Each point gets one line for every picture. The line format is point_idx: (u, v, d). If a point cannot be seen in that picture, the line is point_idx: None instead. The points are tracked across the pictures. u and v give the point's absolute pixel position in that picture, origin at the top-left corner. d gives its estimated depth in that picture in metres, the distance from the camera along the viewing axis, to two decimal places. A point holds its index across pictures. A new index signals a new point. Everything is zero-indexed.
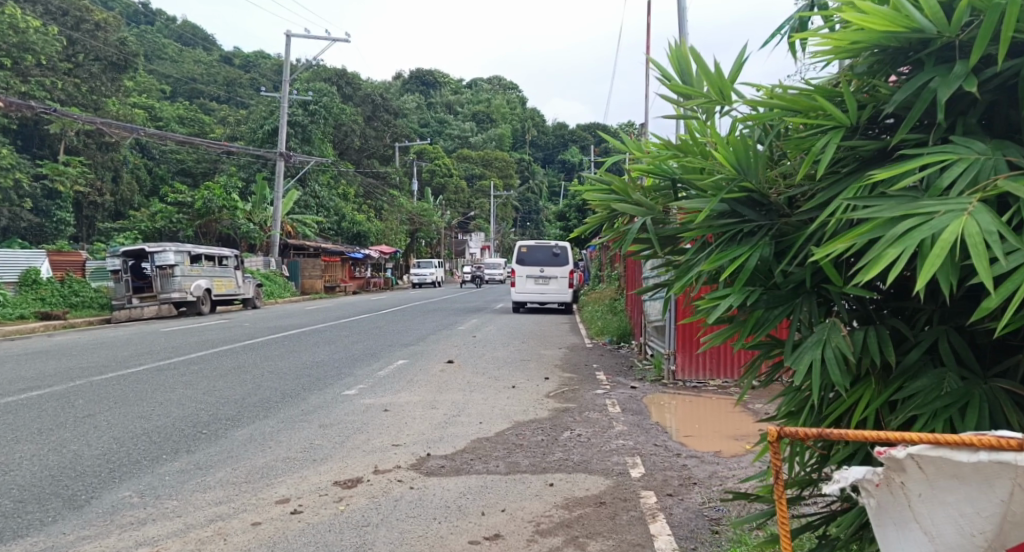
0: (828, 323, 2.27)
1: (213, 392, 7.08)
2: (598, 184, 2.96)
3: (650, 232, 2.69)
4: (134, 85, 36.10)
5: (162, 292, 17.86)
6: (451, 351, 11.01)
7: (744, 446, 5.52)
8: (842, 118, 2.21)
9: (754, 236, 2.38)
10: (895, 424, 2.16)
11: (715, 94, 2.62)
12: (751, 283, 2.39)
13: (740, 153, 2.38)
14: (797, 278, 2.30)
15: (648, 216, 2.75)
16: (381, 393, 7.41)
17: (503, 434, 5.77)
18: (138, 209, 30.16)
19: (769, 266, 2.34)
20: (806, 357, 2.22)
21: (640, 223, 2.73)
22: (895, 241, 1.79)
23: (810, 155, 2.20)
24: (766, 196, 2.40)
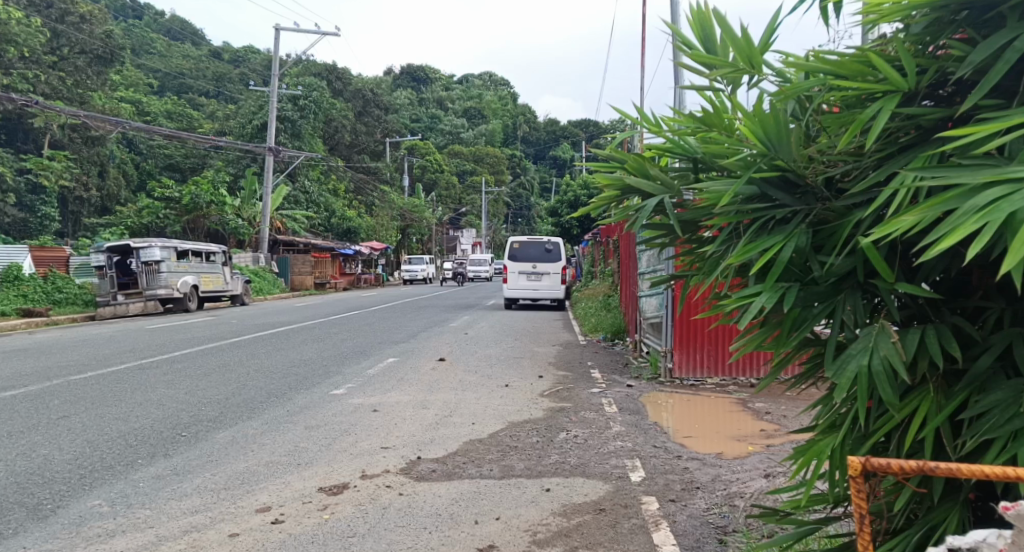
0: (875, 326, 2.08)
1: (196, 392, 6.84)
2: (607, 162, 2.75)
3: (667, 214, 2.49)
4: (121, 80, 35.66)
5: (148, 289, 17.54)
6: (442, 349, 10.79)
7: (747, 447, 5.33)
8: (900, 82, 2.02)
9: (791, 223, 2.21)
10: (967, 445, 1.95)
11: (744, 64, 2.47)
12: (785, 279, 2.20)
13: (769, 127, 2.21)
14: (839, 271, 2.12)
15: (664, 195, 2.56)
16: (370, 392, 7.18)
17: (496, 436, 5.55)
18: (125, 204, 29.76)
19: (806, 257, 2.16)
20: (851, 365, 2.04)
21: (657, 201, 2.53)
22: (979, 212, 1.62)
23: (862, 124, 2.02)
24: (802, 177, 2.22)
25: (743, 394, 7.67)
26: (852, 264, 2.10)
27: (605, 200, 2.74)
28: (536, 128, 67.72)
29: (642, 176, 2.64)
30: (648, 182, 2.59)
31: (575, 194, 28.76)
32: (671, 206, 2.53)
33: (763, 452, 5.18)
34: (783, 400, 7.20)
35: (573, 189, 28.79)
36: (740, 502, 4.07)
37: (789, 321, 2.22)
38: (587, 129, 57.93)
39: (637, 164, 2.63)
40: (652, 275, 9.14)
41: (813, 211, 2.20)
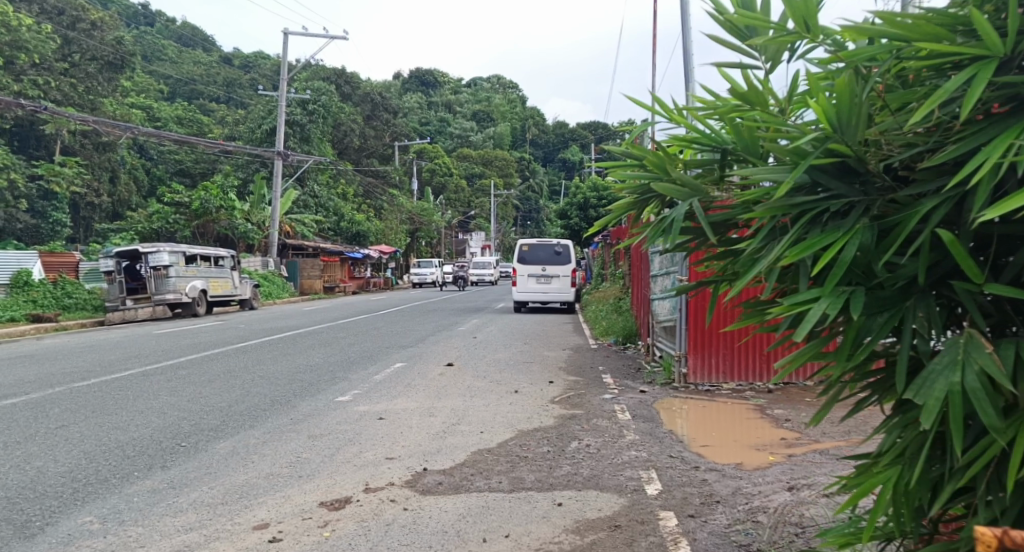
0: (961, 337, 1.87)
1: (198, 399, 6.66)
2: (626, 161, 2.58)
3: (698, 218, 2.30)
4: (132, 86, 35.75)
5: (156, 294, 17.46)
6: (451, 353, 10.59)
7: (768, 457, 5.19)
8: (995, 45, 1.77)
9: (849, 217, 2.04)
10: None
11: (801, 28, 2.16)
12: (847, 281, 2.01)
13: (846, 105, 2.00)
14: (908, 273, 1.95)
15: (692, 200, 2.38)
16: (376, 398, 7.00)
17: (506, 445, 5.37)
18: (136, 209, 29.79)
19: (871, 257, 1.98)
20: (941, 386, 1.83)
21: (685, 206, 2.35)
22: None
23: (951, 95, 1.77)
24: (862, 162, 2.04)
25: (760, 399, 7.47)
26: (920, 265, 1.94)
27: (625, 205, 2.60)
28: (545, 131, 67.58)
29: (664, 175, 2.45)
30: (678, 181, 2.40)
31: (585, 197, 28.62)
32: (700, 209, 2.34)
33: (785, 463, 5.02)
34: (802, 408, 7.00)
35: (582, 191, 28.62)
36: (761, 518, 3.89)
37: (852, 332, 2.02)
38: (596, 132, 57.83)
39: (657, 157, 2.44)
40: (665, 277, 8.93)
41: (875, 204, 2.03)
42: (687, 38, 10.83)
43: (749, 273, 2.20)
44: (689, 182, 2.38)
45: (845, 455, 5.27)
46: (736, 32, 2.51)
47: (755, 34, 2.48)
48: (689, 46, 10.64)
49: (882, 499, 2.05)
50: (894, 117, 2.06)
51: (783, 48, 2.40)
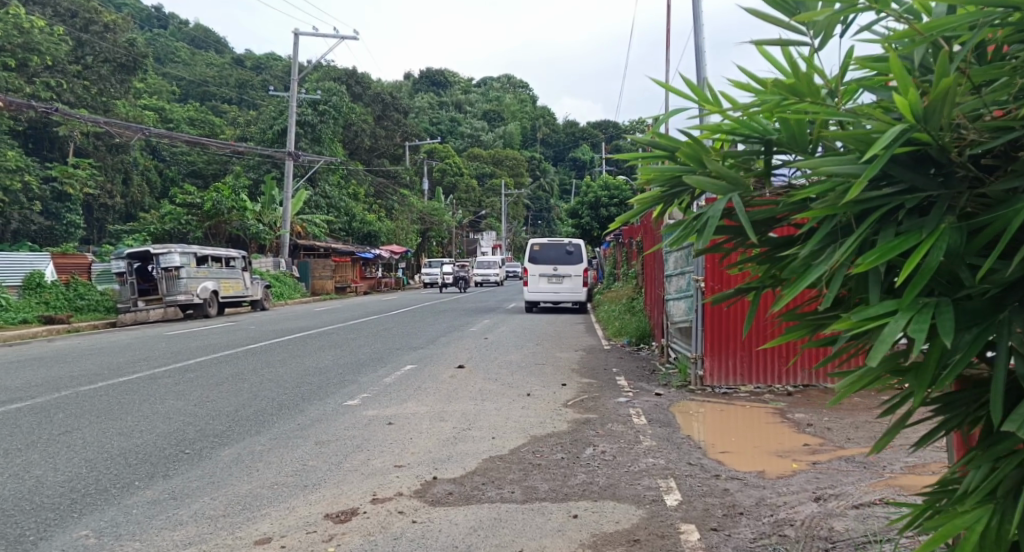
0: None
1: (205, 404, 6.51)
2: (655, 152, 2.39)
3: (738, 216, 2.10)
4: (144, 88, 35.83)
5: (167, 295, 17.37)
6: (461, 355, 10.43)
7: (791, 465, 5.10)
8: None
9: (928, 215, 1.84)
10: None
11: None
12: (930, 288, 1.80)
13: (938, 93, 1.79)
14: (1005, 277, 1.74)
15: (732, 194, 2.19)
16: (385, 402, 6.85)
17: (518, 452, 5.20)
18: (149, 211, 29.86)
19: (955, 261, 1.78)
20: None
21: (724, 203, 2.15)
22: None
23: None
24: (945, 152, 1.84)
25: (780, 403, 7.28)
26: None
27: (652, 197, 2.42)
28: (556, 130, 67.41)
29: (697, 167, 2.26)
30: (720, 175, 2.21)
31: (596, 196, 28.47)
32: (740, 205, 2.16)
33: (808, 471, 4.94)
34: (824, 412, 6.81)
35: (593, 190, 28.42)
36: (788, 531, 3.74)
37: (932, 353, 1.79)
38: (607, 130, 57.64)
39: (691, 147, 2.25)
40: (680, 277, 8.74)
41: (959, 201, 1.84)
42: (700, 33, 10.65)
43: (802, 280, 2.00)
44: (729, 175, 2.19)
45: (871, 462, 5.11)
46: (781, 5, 2.28)
47: (804, 7, 2.26)
48: (702, 42, 10.46)
49: (966, 543, 1.82)
50: (972, 97, 1.87)
51: (836, 22, 2.19)
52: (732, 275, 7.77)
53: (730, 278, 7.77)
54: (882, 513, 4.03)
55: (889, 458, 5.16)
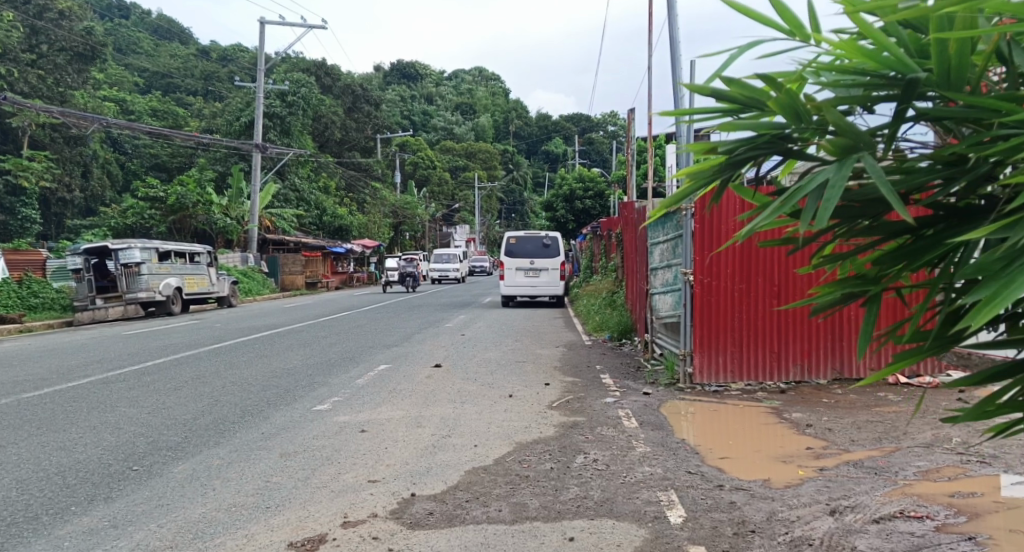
0: None
1: (161, 412, 5.96)
2: (742, 103, 2.12)
3: (878, 175, 1.86)
4: (103, 79, 34.71)
5: (128, 292, 16.68)
6: (437, 353, 9.98)
7: (798, 472, 4.74)
8: None
9: None
10: None
11: None
12: None
13: None
14: None
15: (857, 154, 1.95)
16: (358, 407, 6.36)
17: (504, 462, 4.78)
18: (110, 205, 28.92)
19: None
20: None
21: (851, 164, 1.91)
22: None
23: None
24: None
25: (774, 401, 6.97)
26: None
27: (721, 156, 2.15)
28: (528, 123, 66.98)
29: (794, 118, 2.04)
30: (842, 130, 1.96)
31: (571, 188, 28.20)
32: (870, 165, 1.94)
33: (817, 478, 4.60)
34: (821, 411, 6.51)
35: (569, 182, 28.15)
36: None
37: None
38: (580, 124, 57.47)
39: (786, 95, 2.03)
40: (665, 270, 8.41)
41: None
42: (674, 23, 10.38)
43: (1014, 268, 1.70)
44: (856, 129, 1.96)
45: (880, 468, 4.79)
46: None
47: None
48: (678, 32, 10.16)
49: None
50: None
51: None
52: (721, 265, 7.50)
53: (720, 269, 7.49)
54: (906, 529, 3.68)
55: (900, 463, 4.85)
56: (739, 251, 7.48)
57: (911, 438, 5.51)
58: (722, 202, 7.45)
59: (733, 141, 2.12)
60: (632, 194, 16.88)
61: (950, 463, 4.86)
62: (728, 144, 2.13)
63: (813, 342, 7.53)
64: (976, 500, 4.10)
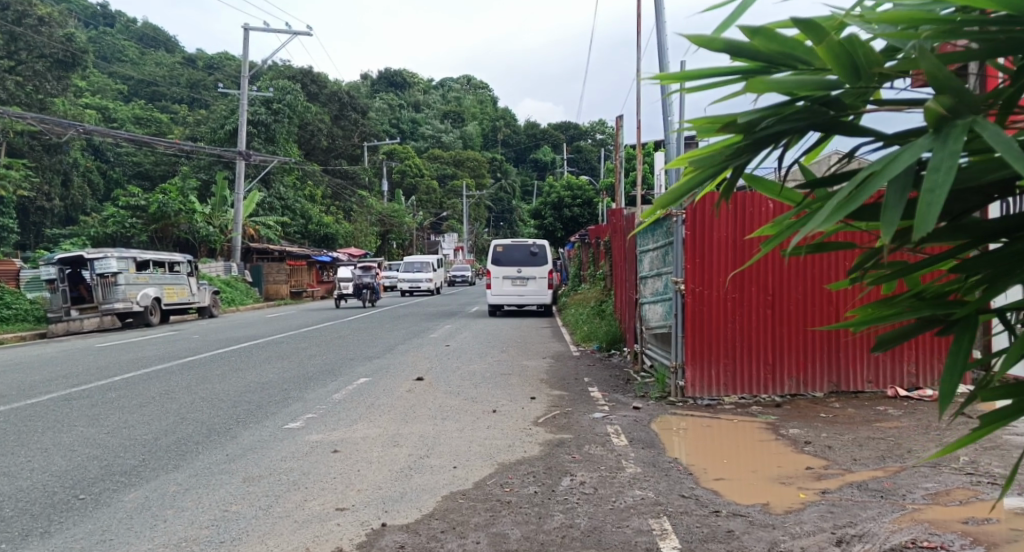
0: None
1: (121, 431, 5.56)
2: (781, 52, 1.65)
3: (998, 145, 1.39)
4: (85, 86, 34.13)
5: (103, 302, 16.21)
6: (421, 365, 9.62)
7: (799, 495, 4.45)
8: None
9: None
10: None
11: None
12: None
13: None
14: None
15: (961, 120, 1.48)
16: (333, 425, 5.99)
17: (486, 486, 4.44)
18: (90, 214, 28.37)
19: None
20: None
21: (953, 134, 1.44)
22: None
23: None
24: None
25: (770, 416, 6.67)
26: None
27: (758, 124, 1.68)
28: (516, 130, 66.93)
29: (850, 70, 1.59)
30: (939, 87, 1.49)
31: (559, 196, 27.98)
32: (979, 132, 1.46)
33: (820, 502, 4.31)
34: (819, 427, 6.22)
35: (557, 190, 27.95)
36: None
37: None
38: (567, 132, 57.45)
39: (843, 43, 1.58)
40: (655, 279, 8.12)
41: None
42: (661, 29, 10.19)
43: None
44: (962, 86, 1.48)
45: (886, 491, 4.50)
46: None
47: None
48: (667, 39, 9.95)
49: None
50: None
51: None
52: (713, 272, 7.20)
53: (713, 278, 7.19)
54: None
55: (907, 486, 4.57)
56: (731, 258, 7.20)
57: (915, 456, 5.25)
58: (714, 207, 7.17)
59: (760, 112, 1.67)
60: (619, 201, 16.61)
61: (959, 485, 4.60)
62: (751, 116, 1.69)
63: (809, 353, 7.26)
64: (991, 527, 3.82)
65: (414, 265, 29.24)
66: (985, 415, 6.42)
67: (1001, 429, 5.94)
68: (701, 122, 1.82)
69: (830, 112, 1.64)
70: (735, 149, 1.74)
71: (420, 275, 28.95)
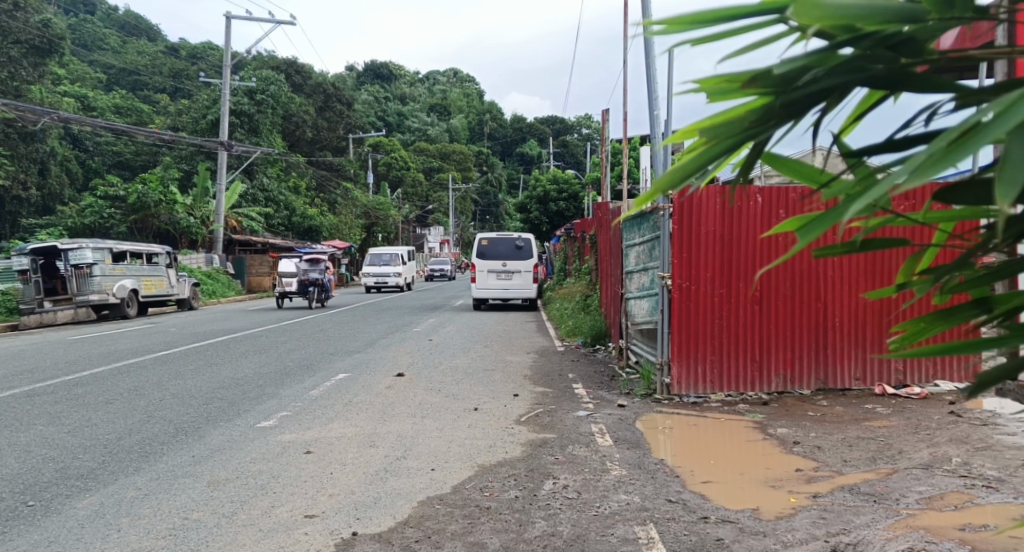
0: None
1: (83, 430, 5.30)
2: None
3: None
4: (64, 74, 33.47)
5: (79, 294, 15.83)
6: (402, 360, 9.40)
7: (789, 500, 4.29)
8: None
9: None
10: None
11: None
12: None
13: None
14: None
15: None
16: (307, 423, 5.76)
17: (464, 490, 4.24)
18: (68, 203, 27.83)
19: None
20: None
21: None
22: None
23: None
24: None
25: (757, 415, 6.50)
26: None
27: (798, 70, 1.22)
28: (502, 124, 66.72)
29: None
30: None
31: (545, 190, 27.78)
32: None
33: (812, 507, 4.16)
34: (808, 426, 6.06)
35: (543, 183, 27.77)
36: None
37: None
38: (553, 126, 57.29)
39: None
40: (641, 273, 7.92)
41: None
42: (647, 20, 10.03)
43: None
44: None
45: (879, 496, 4.34)
46: None
47: None
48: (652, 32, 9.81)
49: None
50: None
51: None
52: (700, 267, 7.03)
53: (700, 272, 7.02)
54: None
55: (900, 490, 4.43)
56: (719, 252, 7.02)
57: (907, 458, 5.11)
58: (703, 199, 6.99)
59: (802, 57, 1.21)
60: (606, 195, 16.44)
61: (953, 488, 4.46)
62: (792, 63, 1.21)
63: (797, 349, 7.12)
64: (988, 535, 3.68)
65: (381, 258, 26.35)
66: (977, 413, 6.31)
67: (993, 429, 5.80)
68: (708, 83, 1.34)
69: (896, 59, 1.21)
70: (762, 112, 1.26)
71: (388, 269, 25.98)
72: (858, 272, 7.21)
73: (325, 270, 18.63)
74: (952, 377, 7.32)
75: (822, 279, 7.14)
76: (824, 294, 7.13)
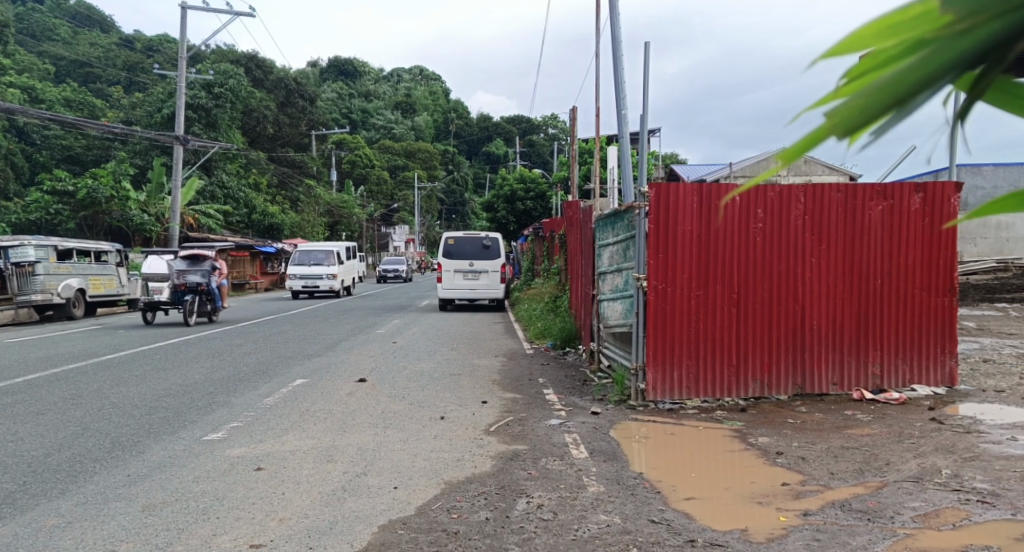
0: None
1: (6, 445, 4.80)
2: None
3: None
4: (10, 64, 32.19)
5: (19, 294, 15.02)
6: (364, 364, 8.98)
7: (778, 519, 3.99)
8: None
9: None
10: None
11: None
12: None
13: None
14: None
15: None
16: (259, 436, 5.33)
17: (429, 512, 3.87)
18: (13, 199, 26.70)
19: None
20: None
21: None
22: None
23: None
24: None
25: (736, 423, 6.22)
26: None
27: None
28: (468, 123, 66.44)
29: None
30: None
31: (512, 188, 27.52)
32: None
33: (802, 526, 3.88)
34: (790, 435, 5.81)
35: (510, 182, 27.50)
36: None
37: None
38: (519, 125, 57.20)
39: None
40: (614, 275, 7.65)
41: None
42: (617, 16, 9.80)
43: None
44: None
45: (872, 513, 4.07)
46: None
47: None
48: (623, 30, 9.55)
49: None
50: None
51: None
52: (675, 268, 6.75)
53: (675, 273, 6.74)
54: None
55: (893, 507, 4.18)
56: (695, 254, 6.75)
57: (896, 470, 4.88)
58: (679, 198, 6.69)
59: None
60: (574, 195, 16.20)
61: (948, 504, 4.21)
62: None
63: (773, 354, 6.87)
64: None
65: (313, 255, 22.27)
66: (958, 420, 6.12)
67: (978, 437, 5.61)
68: None
69: None
70: None
71: (321, 270, 21.92)
72: (838, 273, 6.96)
73: (207, 272, 14.90)
74: (930, 382, 7.13)
75: (799, 281, 6.90)
76: (802, 297, 6.91)
